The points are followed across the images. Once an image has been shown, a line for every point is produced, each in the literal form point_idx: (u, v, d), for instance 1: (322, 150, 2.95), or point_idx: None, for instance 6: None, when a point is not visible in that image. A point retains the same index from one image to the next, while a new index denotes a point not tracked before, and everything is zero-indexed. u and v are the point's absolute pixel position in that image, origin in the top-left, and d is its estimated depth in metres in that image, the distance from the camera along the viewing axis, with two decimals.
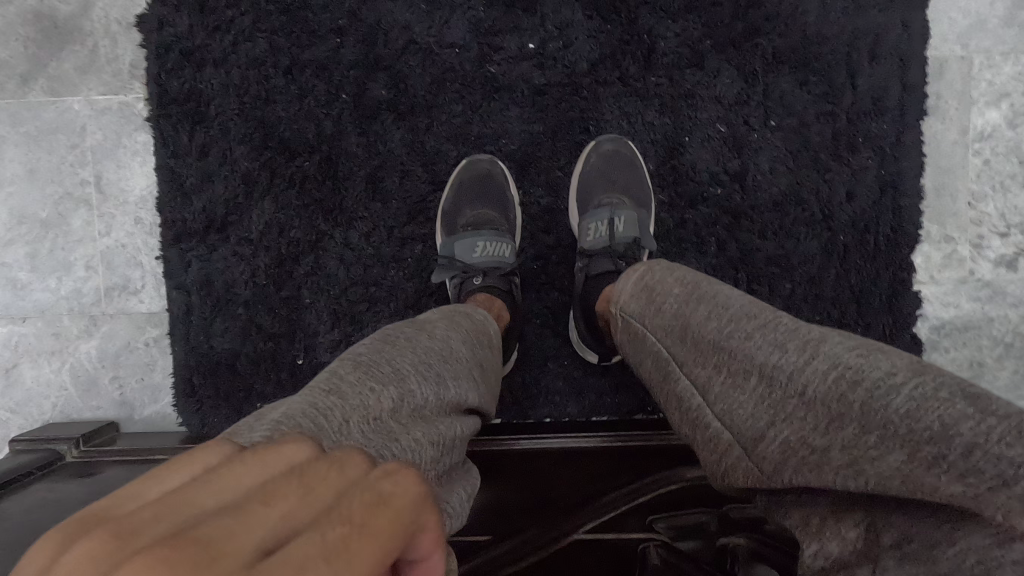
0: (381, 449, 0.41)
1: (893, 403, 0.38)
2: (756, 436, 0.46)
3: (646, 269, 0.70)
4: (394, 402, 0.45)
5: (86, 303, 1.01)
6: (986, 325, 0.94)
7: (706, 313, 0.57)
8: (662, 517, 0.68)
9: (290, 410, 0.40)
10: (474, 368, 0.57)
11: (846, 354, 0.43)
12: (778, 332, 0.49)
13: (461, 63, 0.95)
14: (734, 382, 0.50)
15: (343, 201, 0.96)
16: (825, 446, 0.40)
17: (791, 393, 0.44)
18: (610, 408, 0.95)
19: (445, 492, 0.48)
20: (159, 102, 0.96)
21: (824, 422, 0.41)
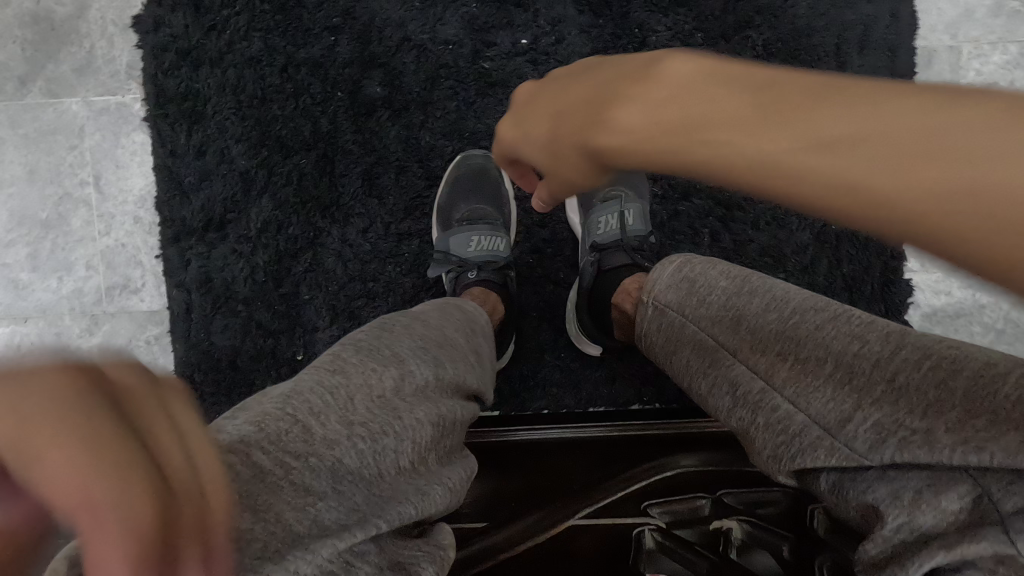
0: (386, 424, 0.44)
1: (1004, 390, 0.38)
2: (840, 417, 0.46)
3: (684, 261, 0.70)
4: (395, 380, 0.47)
5: (87, 304, 1.02)
6: (978, 312, 0.95)
7: (762, 304, 0.59)
8: (656, 502, 0.68)
9: (299, 384, 0.44)
10: (471, 355, 0.59)
11: (937, 344, 0.45)
12: (851, 324, 0.51)
13: (455, 59, 0.96)
14: (805, 368, 0.51)
15: (341, 198, 0.97)
16: (926, 428, 0.40)
17: (877, 378, 0.46)
18: (607, 398, 0.96)
19: (445, 469, 0.49)
20: (156, 102, 0.97)
21: (920, 407, 0.42)
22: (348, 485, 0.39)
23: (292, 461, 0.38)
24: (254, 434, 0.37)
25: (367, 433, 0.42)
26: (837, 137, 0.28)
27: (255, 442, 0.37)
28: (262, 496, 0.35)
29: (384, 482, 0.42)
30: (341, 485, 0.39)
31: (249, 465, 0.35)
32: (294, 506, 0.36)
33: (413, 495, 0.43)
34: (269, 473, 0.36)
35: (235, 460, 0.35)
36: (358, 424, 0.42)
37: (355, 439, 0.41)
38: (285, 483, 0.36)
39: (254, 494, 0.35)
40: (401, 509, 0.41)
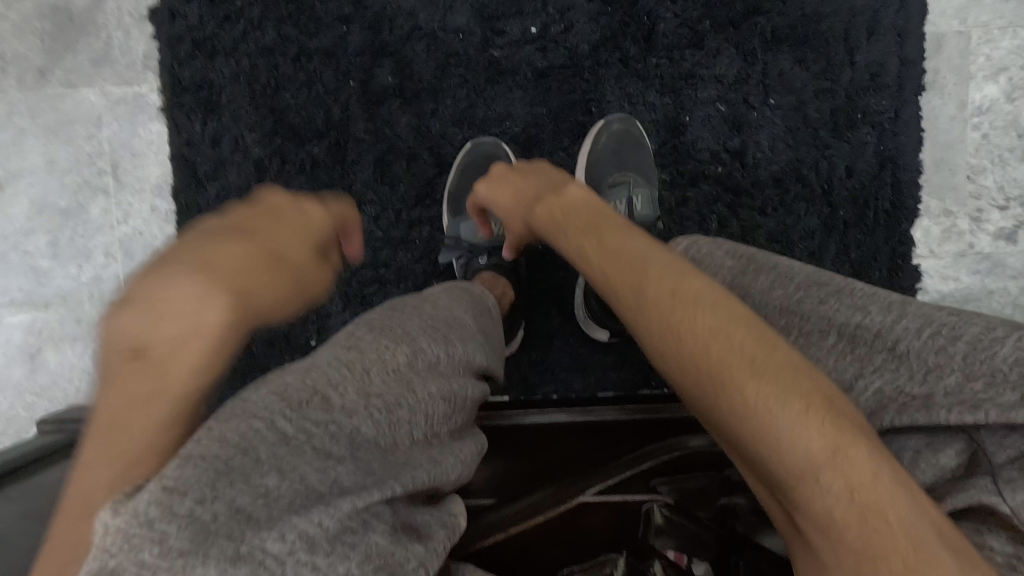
0: (400, 397, 0.45)
1: (1001, 352, 0.42)
2: (844, 387, 0.49)
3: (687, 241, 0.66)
4: (409, 357, 0.48)
5: (106, 290, 1.05)
6: (986, 297, 0.95)
7: (768, 281, 0.56)
8: (664, 479, 0.69)
9: (316, 359, 0.43)
10: (479, 334, 0.60)
11: (937, 312, 0.46)
12: (855, 296, 0.51)
13: (465, 48, 0.97)
14: (809, 342, 0.52)
15: (353, 186, 0.99)
16: (927, 394, 0.44)
17: (879, 347, 0.47)
18: (615, 382, 0.98)
19: (456, 443, 0.51)
20: (172, 92, 0.99)
21: (920, 371, 0.45)
22: (365, 453, 0.41)
23: (314, 428, 0.38)
24: (272, 402, 0.38)
25: (384, 405, 0.43)
26: (697, 347, 0.47)
27: (277, 408, 0.37)
28: (288, 458, 0.36)
29: (398, 452, 0.43)
30: (359, 452, 0.40)
31: (276, 431, 0.37)
32: (316, 468, 0.37)
33: (426, 464, 0.45)
34: (294, 437, 0.37)
35: (260, 424, 0.36)
36: (374, 396, 0.43)
37: (372, 410, 0.42)
38: (308, 448, 0.37)
39: (280, 457, 0.36)
40: (415, 474, 0.43)
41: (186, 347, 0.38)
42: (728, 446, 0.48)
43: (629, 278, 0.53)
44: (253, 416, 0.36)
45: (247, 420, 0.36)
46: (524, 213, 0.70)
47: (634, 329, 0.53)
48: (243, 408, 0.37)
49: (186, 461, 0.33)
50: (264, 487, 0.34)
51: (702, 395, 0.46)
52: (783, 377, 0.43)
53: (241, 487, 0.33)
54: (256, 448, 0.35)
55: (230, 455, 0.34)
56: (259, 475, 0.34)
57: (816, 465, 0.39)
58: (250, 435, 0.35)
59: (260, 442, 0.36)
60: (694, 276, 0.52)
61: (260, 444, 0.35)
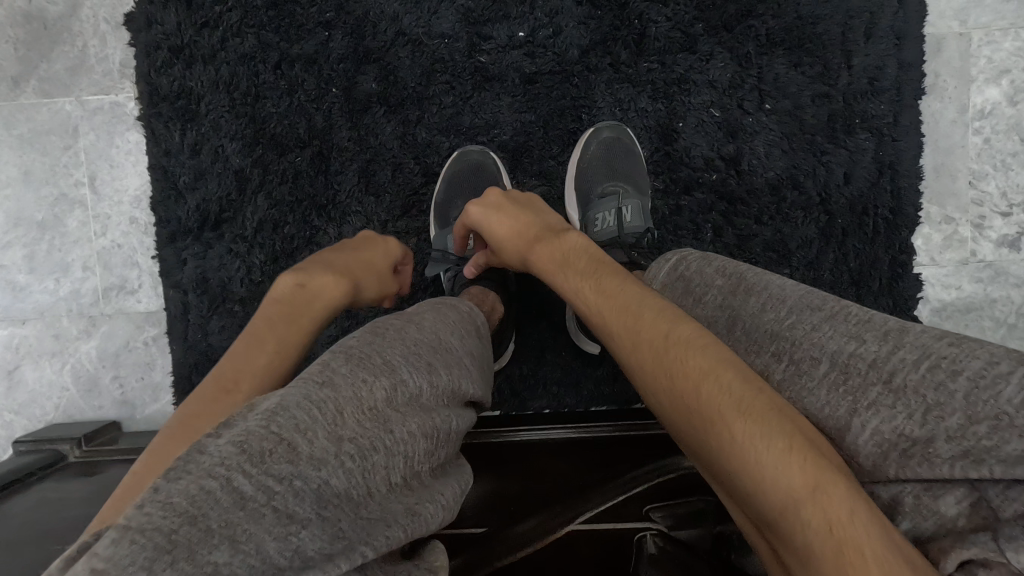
0: (376, 439, 0.42)
1: (1007, 392, 0.38)
2: (841, 426, 0.45)
3: (680, 258, 0.67)
4: (388, 392, 0.45)
5: (85, 304, 1.02)
6: (988, 306, 0.93)
7: (759, 304, 0.56)
8: (658, 506, 0.68)
9: (284, 399, 0.40)
10: (467, 358, 0.56)
11: (936, 343, 0.43)
12: (849, 323, 0.49)
13: (451, 53, 0.94)
14: (800, 369, 0.50)
15: (337, 196, 0.96)
16: (927, 439, 0.40)
17: (874, 379, 0.44)
18: (608, 396, 0.95)
19: (438, 484, 0.48)
20: (150, 101, 0.96)
21: (919, 411, 0.41)
22: (334, 510, 0.38)
23: (275, 485, 0.36)
24: (228, 457, 0.36)
25: (357, 450, 0.40)
26: (685, 388, 0.46)
27: (235, 464, 0.35)
28: (243, 525, 0.34)
29: (373, 503, 0.41)
30: (327, 510, 0.38)
31: (230, 492, 0.34)
32: (276, 536, 0.35)
33: (403, 517, 0.42)
34: (250, 500, 0.35)
35: (214, 485, 0.34)
36: (347, 441, 0.40)
37: (344, 458, 0.39)
38: (267, 511, 0.35)
39: (233, 523, 0.34)
40: (389, 533, 0.41)
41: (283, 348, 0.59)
42: (716, 484, 0.47)
43: (621, 319, 0.54)
44: (206, 474, 0.35)
45: (198, 480, 0.34)
46: (523, 247, 0.69)
47: (626, 362, 0.53)
48: (197, 465, 0.35)
49: (121, 537, 0.31)
50: (211, 566, 0.32)
51: (690, 430, 0.45)
52: (765, 417, 0.42)
53: (186, 569, 0.31)
54: (205, 516, 0.33)
55: (176, 525, 0.32)
56: (206, 551, 0.32)
57: (798, 503, 0.38)
58: (200, 500, 0.33)
59: (210, 507, 0.33)
60: (682, 316, 0.52)
61: (210, 510, 0.33)
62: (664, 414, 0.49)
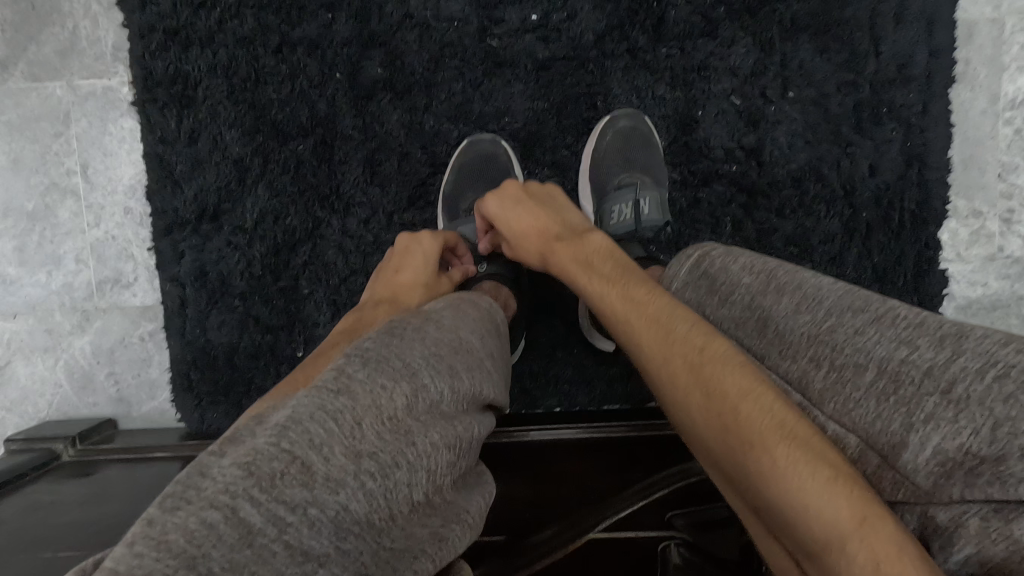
0: (398, 454, 0.39)
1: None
2: (894, 442, 0.42)
3: (702, 254, 0.63)
4: (408, 399, 0.41)
5: (78, 299, 0.98)
6: (1015, 304, 0.90)
7: (793, 305, 0.52)
8: (681, 513, 0.63)
9: (295, 412, 0.37)
10: (488, 359, 0.53)
11: (1001, 350, 0.40)
12: (897, 327, 0.45)
13: (461, 37, 0.90)
14: (842, 376, 0.46)
15: (340, 186, 0.92)
16: (997, 457, 0.37)
17: (929, 389, 0.41)
18: (621, 395, 0.92)
19: (462, 499, 0.45)
20: (144, 86, 0.91)
21: (986, 425, 0.38)
22: (354, 540, 0.35)
23: (286, 515, 0.33)
24: (233, 482, 0.33)
25: (378, 468, 0.37)
26: (721, 404, 0.44)
27: (241, 491, 0.33)
28: (251, 567, 0.31)
29: (397, 530, 0.38)
30: (345, 541, 0.35)
31: (236, 525, 0.32)
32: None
33: (428, 545, 0.40)
34: (258, 534, 0.32)
35: (217, 517, 0.31)
36: (367, 456, 0.37)
37: (365, 478, 0.36)
38: (278, 547, 0.32)
39: (239, 565, 0.31)
40: (417, 565, 0.39)
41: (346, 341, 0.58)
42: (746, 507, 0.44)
43: (651, 331, 0.51)
44: (208, 505, 0.32)
45: (198, 512, 0.31)
46: (541, 248, 0.67)
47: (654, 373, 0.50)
48: (198, 493, 0.32)
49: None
50: None
51: (723, 450, 0.43)
52: (809, 443, 0.39)
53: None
54: (207, 556, 0.30)
55: (172, 569, 0.29)
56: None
57: (842, 535, 0.35)
58: (200, 536, 0.31)
59: (212, 546, 0.31)
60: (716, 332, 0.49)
61: (213, 549, 0.31)
62: (693, 428, 0.46)
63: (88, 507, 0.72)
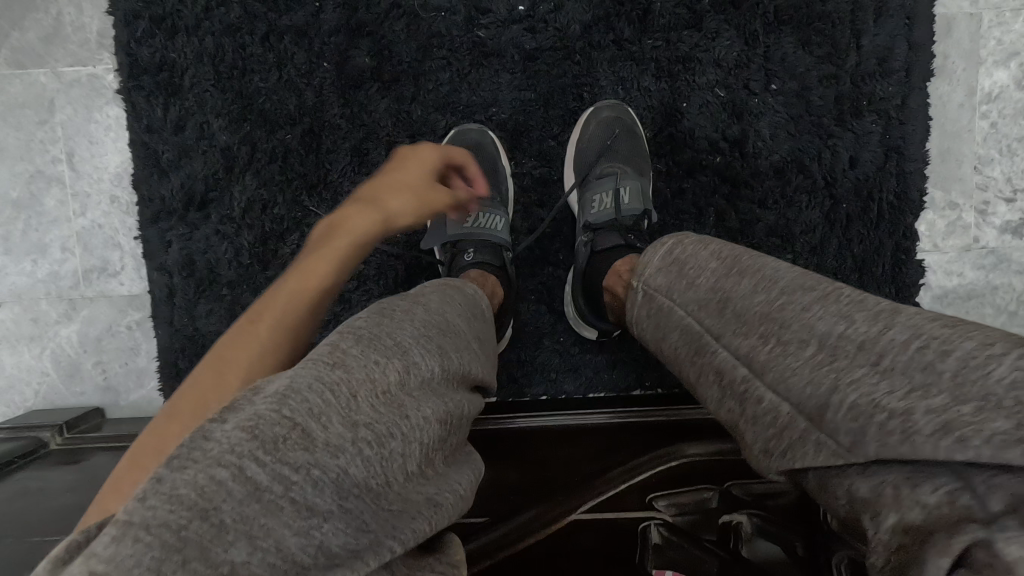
0: (391, 425, 0.40)
1: (996, 372, 0.33)
2: (820, 403, 0.40)
3: (675, 241, 0.63)
4: (401, 374, 0.43)
5: (64, 287, 0.98)
6: (990, 294, 0.92)
7: (751, 287, 0.51)
8: (662, 495, 0.67)
9: (294, 381, 0.38)
10: (473, 341, 0.55)
11: (929, 324, 0.38)
12: (841, 303, 0.44)
13: (448, 27, 0.90)
14: (785, 349, 0.44)
15: (328, 175, 0.93)
16: (904, 408, 0.35)
17: (861, 360, 0.39)
18: (606, 382, 0.94)
19: (453, 473, 0.47)
20: (130, 73, 0.91)
21: (902, 388, 0.36)
22: (354, 500, 0.37)
23: (292, 475, 0.34)
24: (238, 443, 0.34)
25: (374, 437, 0.39)
26: None
27: (246, 451, 0.33)
28: (259, 519, 0.32)
29: (393, 494, 0.40)
30: (347, 501, 0.36)
31: (243, 482, 0.33)
32: (296, 531, 0.34)
33: (426, 508, 0.42)
34: (265, 491, 0.33)
35: (226, 474, 0.33)
36: (363, 426, 0.38)
37: (361, 445, 0.38)
38: (285, 502, 0.34)
39: (248, 518, 0.32)
40: (416, 525, 0.40)
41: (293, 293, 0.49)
42: None
43: None
44: (217, 463, 0.33)
45: (208, 469, 0.32)
46: None
47: None
48: (204, 453, 0.33)
49: (124, 536, 0.29)
50: (229, 564, 0.31)
51: None
52: None
53: (200, 568, 0.30)
54: (218, 508, 0.32)
55: (185, 519, 0.31)
56: (222, 549, 0.31)
57: None
58: (210, 491, 0.32)
59: (222, 500, 0.32)
60: None
61: (223, 502, 0.32)
62: None
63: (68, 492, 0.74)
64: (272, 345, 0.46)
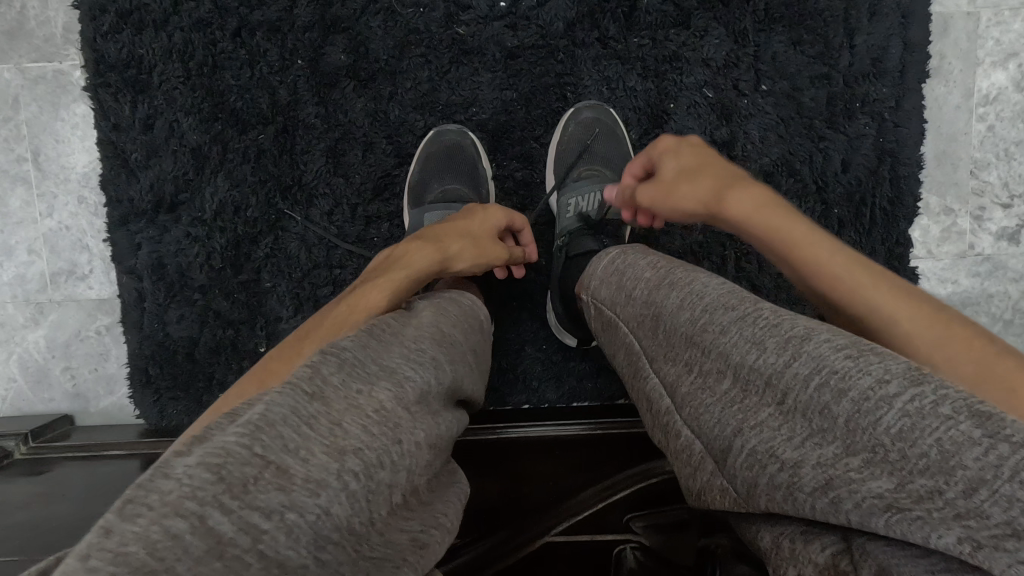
0: (382, 452, 0.38)
1: (884, 419, 0.31)
2: (724, 446, 0.41)
3: (617, 253, 0.67)
4: (390, 396, 0.41)
5: (31, 291, 0.95)
6: (985, 302, 0.90)
7: (678, 300, 0.51)
8: (639, 516, 0.65)
9: (268, 412, 0.35)
10: (469, 353, 0.54)
11: (832, 355, 0.36)
12: (755, 327, 0.42)
13: (426, 23, 0.87)
14: (705, 383, 0.45)
15: (303, 177, 0.90)
16: (796, 461, 0.35)
17: (768, 400, 0.38)
18: (590, 392, 0.91)
19: (439, 501, 0.44)
20: (96, 69, 0.87)
21: (802, 434, 0.35)
22: (333, 549, 0.33)
23: (261, 523, 0.31)
24: (199, 487, 0.30)
25: (362, 467, 0.36)
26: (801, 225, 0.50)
27: (209, 498, 0.30)
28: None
29: (375, 536, 0.37)
30: (325, 551, 0.33)
31: (204, 535, 0.29)
32: None
33: (410, 552, 0.39)
34: (230, 545, 0.29)
35: (183, 526, 0.29)
36: (350, 454, 0.36)
37: (347, 478, 0.35)
38: (252, 558, 0.30)
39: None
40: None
41: (367, 293, 0.58)
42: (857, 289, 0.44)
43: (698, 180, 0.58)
44: (172, 512, 0.29)
45: (161, 520, 0.29)
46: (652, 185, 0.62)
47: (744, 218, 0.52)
48: (160, 497, 0.30)
49: None
50: None
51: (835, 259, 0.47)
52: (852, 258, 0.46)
53: None
54: (171, 571, 0.28)
55: None
56: None
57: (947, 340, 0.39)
58: (163, 548, 0.28)
59: (177, 559, 0.28)
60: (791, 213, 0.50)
61: (177, 563, 0.28)
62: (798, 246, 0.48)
63: (35, 505, 0.72)
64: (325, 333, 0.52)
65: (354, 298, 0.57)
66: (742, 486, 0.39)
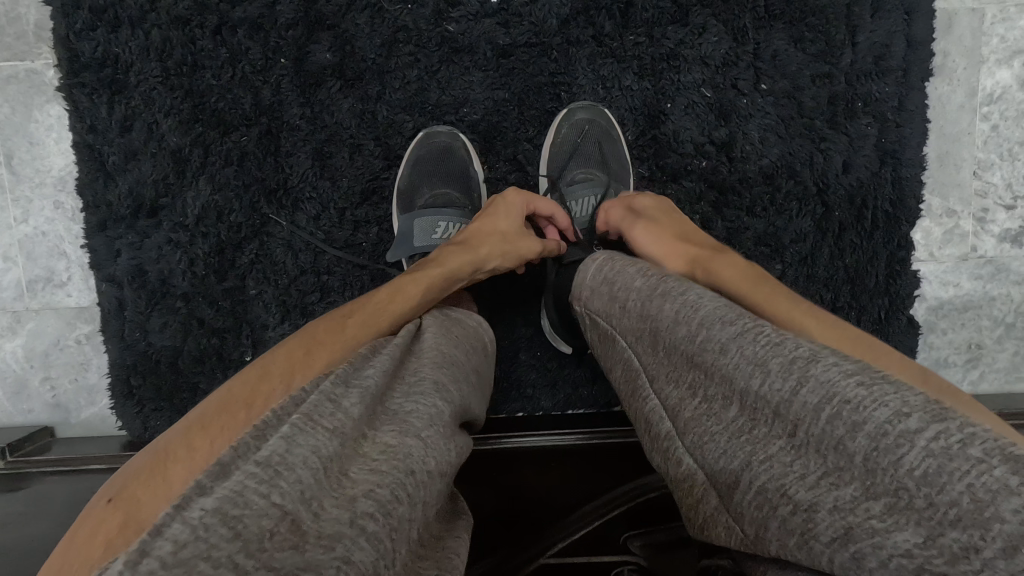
0: (397, 488, 0.36)
1: (905, 460, 0.29)
2: (731, 480, 0.38)
3: (608, 258, 0.64)
4: (398, 433, 0.40)
5: (7, 299, 0.91)
6: (987, 305, 0.88)
7: (672, 314, 0.48)
8: (636, 535, 0.63)
9: (288, 454, 0.34)
10: (472, 372, 0.54)
11: (843, 382, 0.34)
12: (758, 345, 0.39)
13: (414, 20, 0.84)
14: (709, 409, 0.42)
15: (288, 180, 0.87)
16: (810, 504, 0.33)
17: (777, 432, 0.36)
18: (586, 399, 0.89)
19: (450, 541, 0.43)
20: (69, 69, 0.83)
21: (816, 472, 0.33)
22: None
23: None
24: (215, 545, 0.28)
25: (376, 507, 0.34)
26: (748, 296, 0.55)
27: (225, 558, 0.27)
28: None
29: None
30: None
31: None
32: None
33: None
34: None
35: None
36: (362, 498, 0.34)
37: (363, 521, 0.33)
38: None
39: None
40: None
41: (407, 285, 0.58)
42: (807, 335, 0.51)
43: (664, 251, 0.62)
44: None
45: None
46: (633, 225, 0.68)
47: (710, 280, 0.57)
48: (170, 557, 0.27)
49: None
50: None
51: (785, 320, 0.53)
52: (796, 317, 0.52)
53: None
54: None
55: None
56: None
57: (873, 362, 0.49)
58: None
59: None
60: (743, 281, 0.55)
61: None
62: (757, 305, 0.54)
63: (15, 526, 0.70)
64: (370, 324, 0.53)
65: (394, 288, 0.57)
66: (750, 528, 0.37)
